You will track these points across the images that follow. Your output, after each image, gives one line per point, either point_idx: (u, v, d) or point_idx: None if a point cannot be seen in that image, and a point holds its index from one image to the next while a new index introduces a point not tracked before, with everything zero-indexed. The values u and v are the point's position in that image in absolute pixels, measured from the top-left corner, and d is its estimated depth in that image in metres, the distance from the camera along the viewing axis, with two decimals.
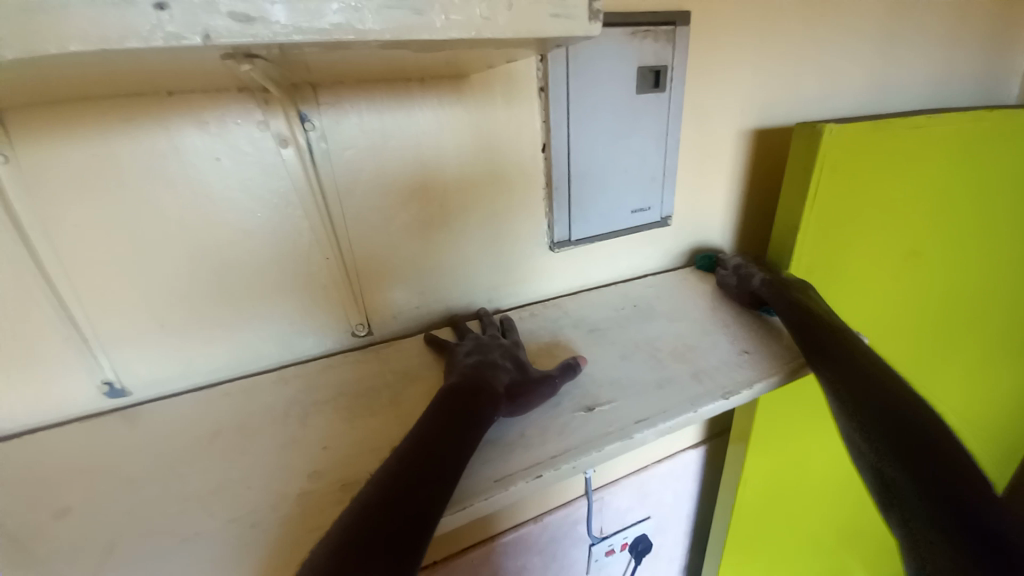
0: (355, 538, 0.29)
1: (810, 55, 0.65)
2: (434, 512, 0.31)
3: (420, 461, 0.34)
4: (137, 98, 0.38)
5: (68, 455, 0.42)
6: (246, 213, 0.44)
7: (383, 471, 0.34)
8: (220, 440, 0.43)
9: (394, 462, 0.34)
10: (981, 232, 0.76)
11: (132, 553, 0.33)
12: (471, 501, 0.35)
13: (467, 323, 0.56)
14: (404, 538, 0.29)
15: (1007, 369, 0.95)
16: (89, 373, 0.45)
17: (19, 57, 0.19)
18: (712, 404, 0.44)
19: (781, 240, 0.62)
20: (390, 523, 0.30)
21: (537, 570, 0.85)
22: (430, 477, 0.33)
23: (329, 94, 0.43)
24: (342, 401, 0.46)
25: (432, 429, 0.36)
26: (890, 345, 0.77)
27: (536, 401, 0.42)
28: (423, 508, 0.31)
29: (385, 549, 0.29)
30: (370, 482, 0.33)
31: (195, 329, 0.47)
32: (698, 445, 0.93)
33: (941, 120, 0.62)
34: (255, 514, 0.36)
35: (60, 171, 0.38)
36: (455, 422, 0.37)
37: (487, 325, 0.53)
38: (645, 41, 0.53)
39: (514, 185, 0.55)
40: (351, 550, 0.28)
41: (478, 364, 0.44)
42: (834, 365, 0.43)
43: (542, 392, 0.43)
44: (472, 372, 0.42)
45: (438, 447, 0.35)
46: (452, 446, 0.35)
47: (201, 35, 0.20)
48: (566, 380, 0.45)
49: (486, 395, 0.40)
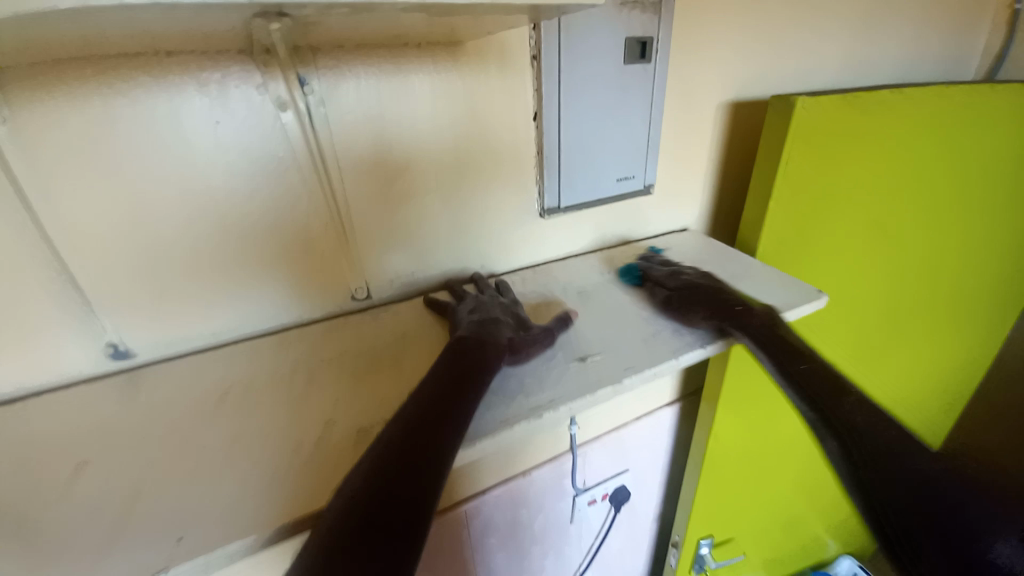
0: (355, 517, 0.30)
1: (786, 30, 0.68)
2: (428, 497, 0.32)
3: (412, 439, 0.34)
4: (135, 57, 0.38)
5: (77, 414, 0.43)
6: (247, 176, 0.45)
7: (378, 447, 0.34)
8: (230, 396, 0.45)
9: (386, 437, 0.35)
10: (933, 202, 0.82)
11: (156, 496, 0.35)
12: (480, 439, 0.38)
13: (462, 286, 0.59)
14: (405, 513, 0.30)
15: (950, 329, 1.05)
16: (93, 335, 0.45)
17: None
18: (692, 353, 0.49)
19: (754, 207, 0.67)
20: (387, 508, 0.30)
21: (525, 521, 0.91)
22: (427, 450, 0.34)
23: (328, 58, 0.43)
24: (347, 360, 0.49)
25: (420, 409, 0.37)
26: (848, 306, 0.84)
27: (535, 351, 0.47)
28: (419, 493, 0.31)
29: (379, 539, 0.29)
30: (362, 466, 0.33)
31: (197, 293, 0.48)
32: (674, 403, 0.99)
33: (902, 96, 0.67)
34: (273, 459, 0.38)
35: (56, 129, 0.38)
36: (444, 401, 0.38)
37: (485, 291, 0.55)
38: (633, 11, 0.55)
39: (506, 153, 0.57)
40: (352, 531, 0.29)
41: (476, 327, 0.47)
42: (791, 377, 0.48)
43: (541, 342, 0.47)
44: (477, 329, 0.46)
45: (430, 424, 0.36)
46: (443, 424, 0.36)
47: None
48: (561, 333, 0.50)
49: (491, 348, 0.44)
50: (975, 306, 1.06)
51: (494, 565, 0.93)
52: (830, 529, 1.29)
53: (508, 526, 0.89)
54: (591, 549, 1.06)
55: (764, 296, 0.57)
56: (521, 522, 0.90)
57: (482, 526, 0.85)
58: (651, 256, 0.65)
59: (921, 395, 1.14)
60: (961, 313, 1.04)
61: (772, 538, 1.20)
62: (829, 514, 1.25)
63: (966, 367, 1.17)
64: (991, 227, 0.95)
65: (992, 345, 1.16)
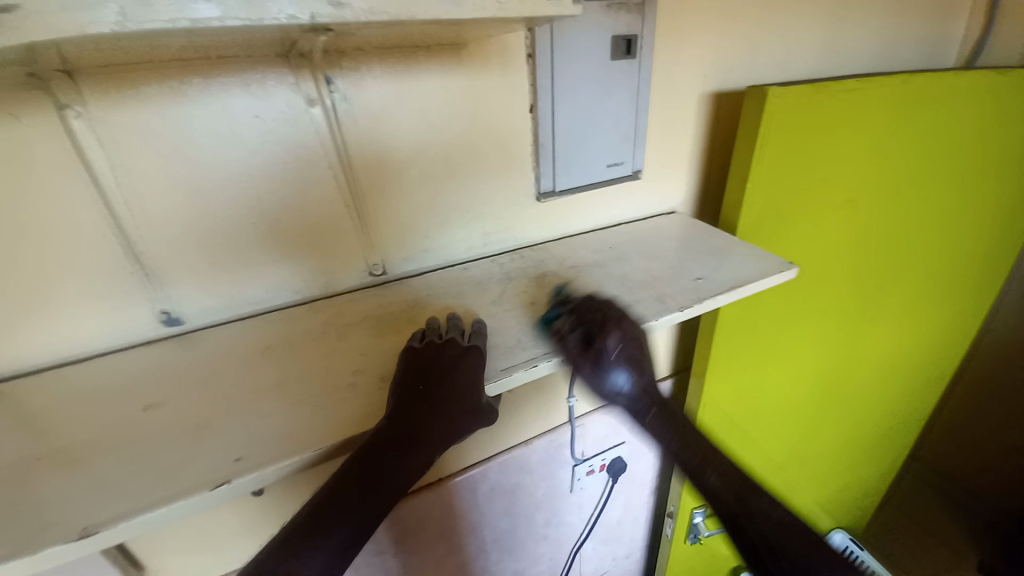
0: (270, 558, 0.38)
1: (762, 26, 0.74)
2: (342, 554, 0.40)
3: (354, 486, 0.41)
4: (190, 62, 0.44)
5: (140, 370, 0.50)
6: (280, 161, 0.51)
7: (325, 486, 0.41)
8: (270, 353, 0.51)
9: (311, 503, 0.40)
10: (905, 183, 0.88)
11: (216, 429, 0.42)
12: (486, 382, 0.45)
13: (433, 322, 0.51)
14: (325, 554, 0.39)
15: (931, 304, 1.11)
16: (150, 303, 0.52)
17: (186, 25, 0.27)
18: (671, 315, 0.55)
19: (734, 188, 0.73)
20: (332, 537, 0.39)
21: (528, 488, 0.98)
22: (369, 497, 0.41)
23: (351, 61, 0.50)
24: (369, 323, 0.55)
25: (356, 464, 0.41)
26: (826, 280, 0.90)
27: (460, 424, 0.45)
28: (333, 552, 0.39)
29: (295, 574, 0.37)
30: (310, 497, 0.40)
31: (237, 266, 0.54)
32: (667, 378, 1.05)
33: (869, 84, 0.73)
34: (312, 400, 0.45)
35: (123, 122, 0.44)
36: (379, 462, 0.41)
37: (435, 349, 0.47)
38: (618, 13, 0.61)
39: (506, 141, 0.63)
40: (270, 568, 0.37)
41: (424, 380, 0.44)
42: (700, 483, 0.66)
43: (465, 421, 0.45)
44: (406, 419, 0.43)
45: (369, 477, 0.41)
46: (381, 480, 0.42)
47: (308, 16, 0.28)
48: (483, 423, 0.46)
49: (402, 446, 0.42)
50: (956, 280, 1.11)
51: (500, 530, 1.00)
52: (824, 501, 1.34)
53: (512, 492, 0.96)
54: (591, 518, 1.14)
55: (738, 267, 0.63)
56: (524, 489, 0.97)
57: (486, 492, 0.92)
58: (571, 263, 0.66)
59: (903, 367, 1.21)
60: (941, 288, 1.10)
61: None
62: (824, 486, 1.30)
63: (947, 341, 1.24)
64: (965, 208, 1.00)
65: (971, 319, 1.23)
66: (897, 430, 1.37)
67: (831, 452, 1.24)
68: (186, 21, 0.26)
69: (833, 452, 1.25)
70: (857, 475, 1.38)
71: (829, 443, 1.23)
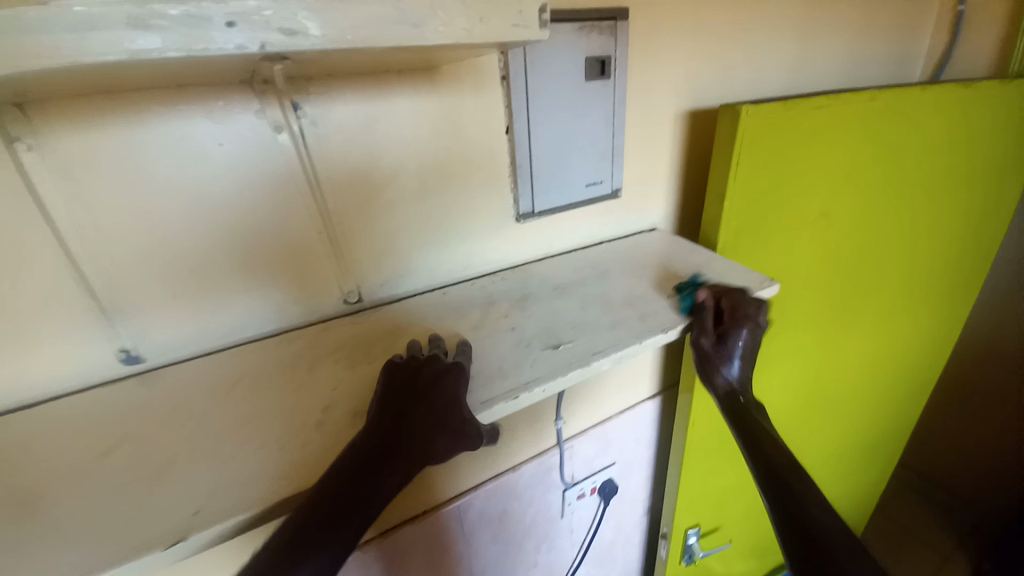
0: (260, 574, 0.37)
1: (732, 46, 0.75)
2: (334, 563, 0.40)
3: (332, 513, 0.39)
4: (149, 91, 0.42)
5: (94, 413, 0.46)
6: (245, 191, 0.49)
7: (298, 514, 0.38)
8: (235, 390, 0.49)
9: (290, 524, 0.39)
10: (879, 194, 0.89)
11: (174, 477, 0.39)
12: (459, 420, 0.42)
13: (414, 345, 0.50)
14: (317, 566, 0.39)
15: (911, 310, 1.12)
16: (108, 341, 0.49)
17: (125, 58, 0.25)
18: (654, 337, 0.54)
19: (712, 205, 0.73)
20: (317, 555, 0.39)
21: (517, 514, 0.95)
22: (355, 515, 0.40)
23: (319, 85, 0.49)
24: (342, 354, 0.53)
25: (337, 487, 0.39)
26: (808, 292, 0.90)
27: (442, 443, 0.43)
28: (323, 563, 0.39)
29: None
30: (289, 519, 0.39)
31: (202, 298, 0.52)
32: (656, 395, 1.04)
33: (837, 101, 0.74)
34: (280, 441, 0.42)
35: (77, 154, 0.42)
36: (360, 482, 0.40)
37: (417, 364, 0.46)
38: (591, 35, 0.61)
39: (483, 164, 0.63)
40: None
41: (407, 398, 0.44)
42: (758, 457, 0.55)
43: (448, 441, 0.43)
44: (388, 437, 0.42)
45: (352, 496, 0.40)
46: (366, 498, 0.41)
47: (258, 46, 0.27)
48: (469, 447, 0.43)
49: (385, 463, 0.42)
50: (934, 286, 1.13)
51: (490, 560, 0.96)
52: None
53: (501, 520, 0.93)
54: (584, 542, 1.10)
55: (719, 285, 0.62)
56: (513, 516, 0.94)
57: (473, 521, 0.89)
58: (552, 284, 0.65)
59: (888, 374, 1.21)
60: (920, 295, 1.12)
61: (757, 522, 1.25)
62: None
63: (930, 346, 1.25)
64: (939, 217, 1.02)
65: (952, 323, 1.24)
66: (885, 438, 1.38)
67: (821, 462, 1.24)
68: (123, 53, 0.25)
69: (823, 461, 1.25)
70: (847, 484, 1.37)
71: (819, 453, 1.22)
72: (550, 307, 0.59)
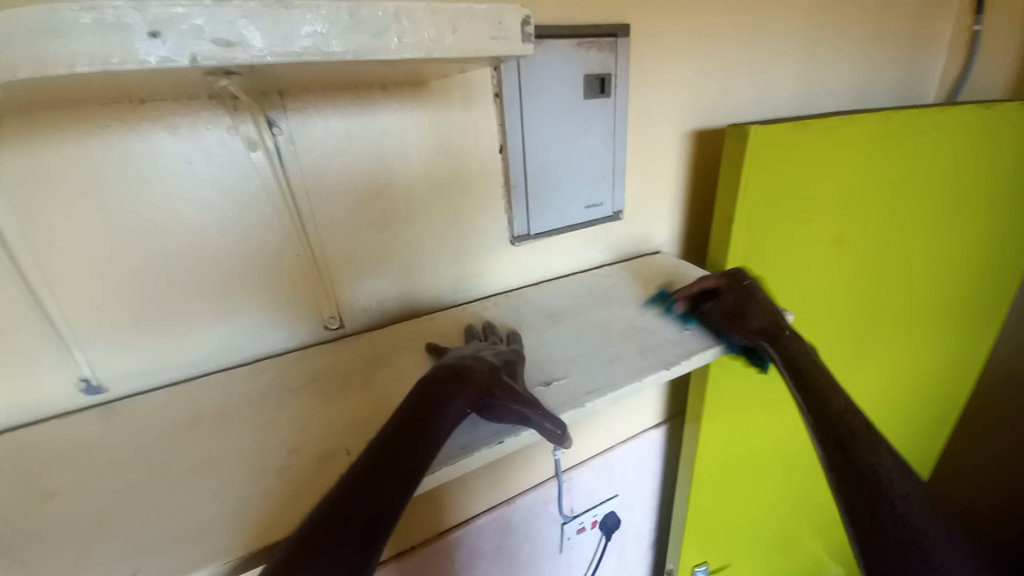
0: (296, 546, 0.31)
1: (739, 64, 0.72)
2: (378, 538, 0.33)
3: (377, 474, 0.35)
4: (111, 106, 0.40)
5: (43, 449, 0.43)
6: (219, 213, 0.47)
7: (345, 479, 0.35)
8: (197, 426, 0.45)
9: (335, 491, 0.35)
10: (896, 218, 0.84)
11: (114, 529, 0.35)
12: (462, 454, 0.41)
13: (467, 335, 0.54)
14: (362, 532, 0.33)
15: (932, 338, 1.06)
16: (65, 369, 0.46)
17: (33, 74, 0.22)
18: (655, 374, 0.49)
19: (719, 229, 0.69)
20: (358, 521, 0.33)
21: (512, 550, 0.89)
22: (402, 479, 0.36)
23: (296, 101, 0.46)
24: (317, 387, 0.49)
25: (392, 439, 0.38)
26: (819, 323, 0.85)
27: (504, 415, 0.41)
28: (368, 532, 0.33)
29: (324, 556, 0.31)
30: (334, 484, 0.35)
31: (169, 324, 0.49)
32: (660, 424, 0.98)
33: (849, 123, 0.70)
34: (237, 488, 0.38)
35: (36, 173, 0.39)
36: (412, 437, 0.38)
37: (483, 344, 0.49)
38: (589, 50, 0.58)
39: (475, 183, 0.59)
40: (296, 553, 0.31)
41: (474, 362, 0.45)
42: (821, 420, 0.47)
43: (510, 413, 0.41)
44: (454, 386, 0.42)
45: (402, 452, 0.37)
46: (416, 458, 0.37)
47: (188, 58, 0.24)
48: (535, 423, 0.40)
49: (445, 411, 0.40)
50: (958, 313, 1.07)
51: None
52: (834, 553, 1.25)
53: (494, 556, 0.87)
54: None
55: None
56: (507, 552, 0.88)
57: (464, 559, 0.83)
58: (547, 311, 0.61)
59: (908, 406, 1.15)
60: (942, 322, 1.06)
61: (768, 561, 1.18)
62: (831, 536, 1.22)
63: (952, 377, 1.18)
64: (957, 244, 0.96)
65: (978, 352, 1.17)
66: None
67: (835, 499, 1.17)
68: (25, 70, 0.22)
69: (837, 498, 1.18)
70: None
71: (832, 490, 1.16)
72: (543, 337, 0.55)
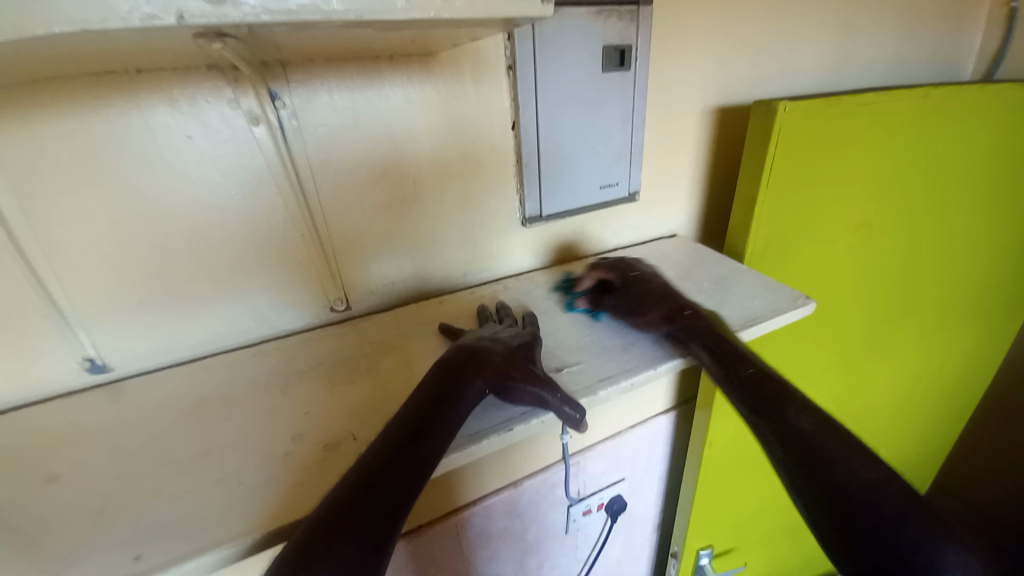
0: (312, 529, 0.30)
1: (766, 36, 0.68)
2: (395, 516, 0.32)
3: (393, 456, 0.34)
4: (105, 77, 0.38)
5: (50, 429, 0.43)
6: (221, 191, 0.45)
7: (361, 461, 0.34)
8: (202, 409, 0.44)
9: (350, 474, 0.33)
10: (927, 202, 0.80)
11: (119, 513, 0.35)
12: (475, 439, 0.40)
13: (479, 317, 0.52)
14: (378, 512, 0.31)
15: (954, 328, 1.03)
16: (70, 349, 0.46)
17: (9, 36, 0.21)
18: (671, 362, 0.48)
19: (740, 212, 0.66)
20: (372, 500, 0.31)
21: (518, 532, 0.89)
22: (416, 458, 0.35)
23: (299, 73, 0.44)
24: (323, 371, 0.48)
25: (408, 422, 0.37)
26: (841, 309, 0.82)
27: (521, 398, 0.40)
28: (385, 511, 0.31)
29: (341, 535, 0.29)
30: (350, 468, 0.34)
31: (174, 305, 0.48)
32: (669, 410, 0.97)
33: (886, 98, 0.66)
34: (242, 474, 0.37)
35: (29, 148, 0.38)
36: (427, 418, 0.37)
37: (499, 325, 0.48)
38: (609, 19, 0.55)
39: (486, 161, 0.57)
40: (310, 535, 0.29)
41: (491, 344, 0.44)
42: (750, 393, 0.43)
43: (526, 397, 0.40)
44: (471, 367, 0.41)
45: (419, 434, 0.36)
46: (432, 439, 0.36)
47: (175, 16, 0.22)
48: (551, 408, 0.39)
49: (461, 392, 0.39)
50: (983, 301, 1.03)
51: None
52: None
53: (500, 538, 0.88)
54: (588, 560, 1.04)
55: (753, 290, 0.58)
56: (513, 534, 0.89)
57: (471, 540, 0.84)
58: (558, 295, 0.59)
59: (925, 396, 1.12)
60: (967, 311, 1.02)
61: (774, 545, 1.18)
62: None
63: (973, 367, 1.15)
64: (988, 230, 0.92)
65: (1001, 342, 1.14)
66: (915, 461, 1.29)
67: None
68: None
69: None
70: None
71: None
72: (554, 322, 0.54)
